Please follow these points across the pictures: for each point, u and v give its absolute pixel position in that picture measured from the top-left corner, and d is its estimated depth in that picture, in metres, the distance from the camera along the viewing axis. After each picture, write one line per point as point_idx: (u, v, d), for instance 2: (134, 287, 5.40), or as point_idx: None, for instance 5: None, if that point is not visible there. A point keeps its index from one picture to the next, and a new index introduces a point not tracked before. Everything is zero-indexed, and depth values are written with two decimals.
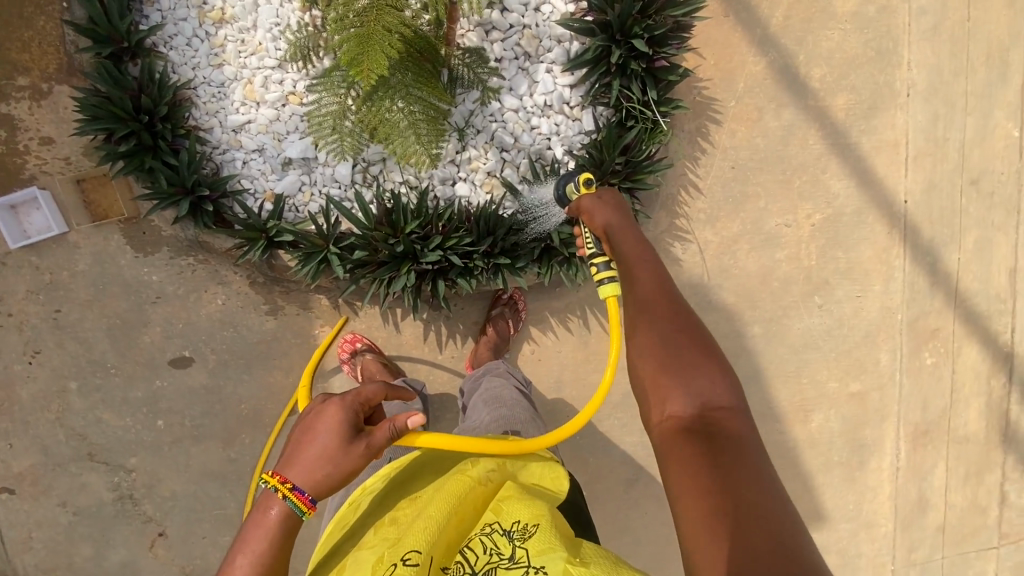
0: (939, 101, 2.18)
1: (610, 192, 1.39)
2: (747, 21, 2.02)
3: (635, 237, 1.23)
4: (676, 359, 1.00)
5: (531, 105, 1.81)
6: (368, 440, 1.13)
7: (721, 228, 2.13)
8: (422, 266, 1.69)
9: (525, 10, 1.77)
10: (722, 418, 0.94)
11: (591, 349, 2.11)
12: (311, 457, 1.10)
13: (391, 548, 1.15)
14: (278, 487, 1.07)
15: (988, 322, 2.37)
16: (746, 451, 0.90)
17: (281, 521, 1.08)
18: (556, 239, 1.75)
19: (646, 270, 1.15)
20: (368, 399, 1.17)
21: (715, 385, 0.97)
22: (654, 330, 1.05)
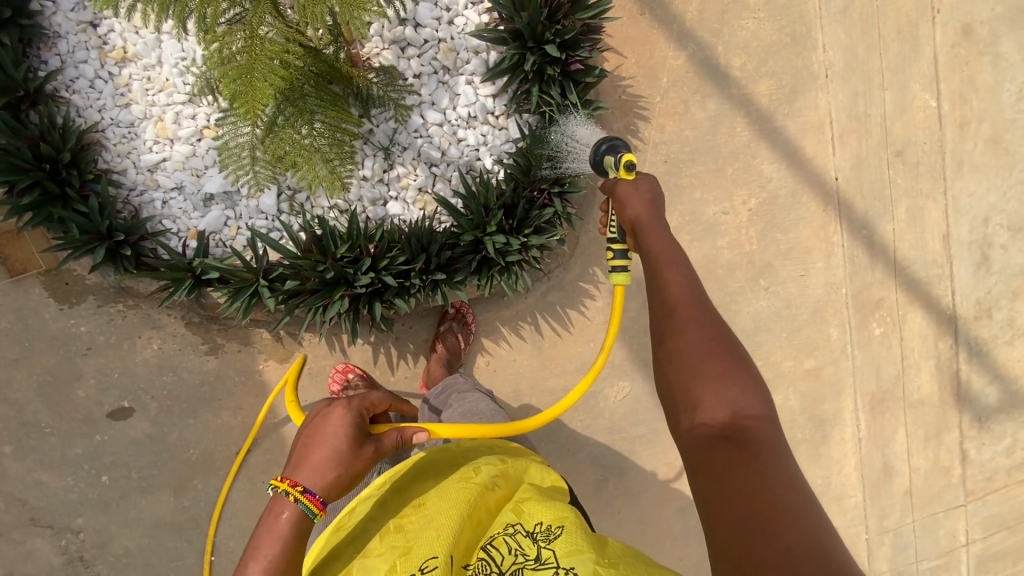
0: (856, 79, 2.24)
1: (649, 182, 1.24)
2: (662, 18, 2.05)
3: (664, 235, 1.15)
4: (709, 367, 0.98)
5: (455, 118, 1.81)
6: (376, 443, 1.19)
7: None
8: (355, 291, 1.65)
9: (438, 24, 1.76)
10: (754, 426, 0.93)
11: (545, 354, 2.10)
12: (321, 458, 1.13)
13: (402, 556, 1.08)
14: (290, 491, 1.09)
15: (928, 287, 2.44)
16: (778, 461, 0.90)
17: (294, 526, 1.09)
18: (491, 248, 1.72)
19: (678, 273, 1.09)
20: (375, 404, 1.24)
21: (748, 395, 0.95)
22: (685, 337, 1.02)
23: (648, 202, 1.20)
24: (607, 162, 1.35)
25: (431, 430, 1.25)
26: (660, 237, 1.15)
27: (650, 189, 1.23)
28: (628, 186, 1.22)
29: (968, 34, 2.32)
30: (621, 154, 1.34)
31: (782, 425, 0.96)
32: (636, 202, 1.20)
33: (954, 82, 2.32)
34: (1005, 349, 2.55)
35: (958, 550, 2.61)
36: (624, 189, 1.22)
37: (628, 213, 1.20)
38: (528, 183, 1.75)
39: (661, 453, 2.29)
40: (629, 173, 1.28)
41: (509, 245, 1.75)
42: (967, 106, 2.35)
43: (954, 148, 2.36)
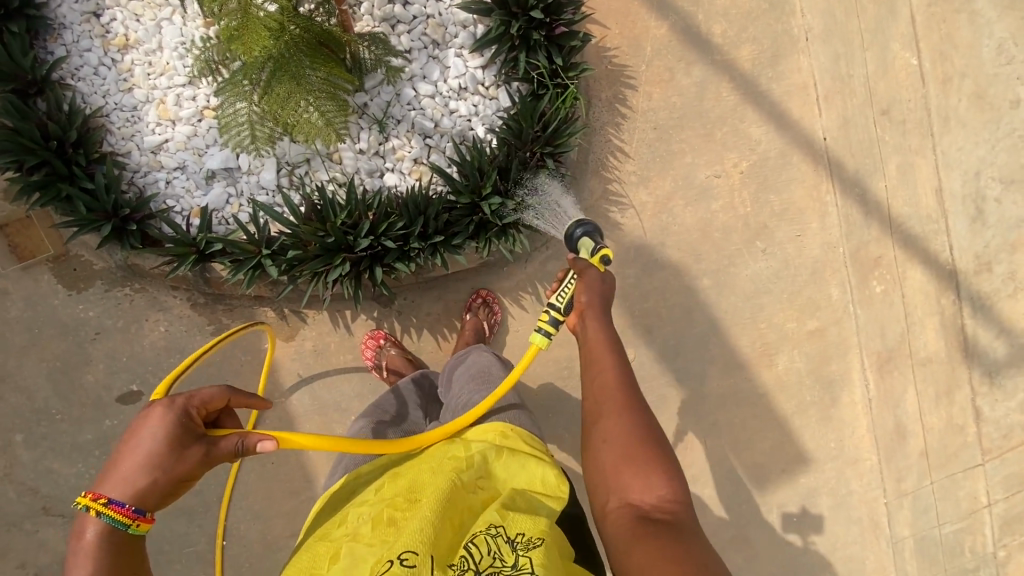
0: (837, 41, 2.29)
1: (604, 277, 1.36)
2: None
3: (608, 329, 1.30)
4: (642, 454, 1.14)
5: (447, 89, 1.86)
6: (208, 446, 1.04)
7: (654, 188, 2.19)
8: (356, 255, 1.68)
9: (426, 1, 1.83)
10: (675, 510, 1.09)
11: None
12: (132, 466, 1.00)
13: (386, 545, 1.08)
14: (91, 505, 0.97)
15: (926, 243, 2.45)
16: (697, 542, 1.05)
17: (102, 540, 0.97)
18: (487, 210, 1.75)
19: (617, 361, 1.25)
20: (207, 402, 1.07)
21: (668, 481, 1.11)
22: (616, 423, 1.18)
23: (602, 295, 1.34)
24: (583, 244, 1.46)
25: (276, 442, 1.04)
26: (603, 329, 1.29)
27: (605, 284, 1.36)
28: (591, 278, 1.35)
29: None
30: (598, 241, 1.46)
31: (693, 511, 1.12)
32: (592, 292, 1.33)
33: (933, 40, 2.37)
34: (1008, 303, 2.54)
35: (980, 511, 2.57)
36: (589, 277, 1.35)
37: (585, 300, 1.32)
38: (520, 146, 1.79)
39: (668, 420, 2.30)
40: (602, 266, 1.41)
41: (505, 206, 1.79)
42: (947, 63, 2.39)
43: (939, 104, 2.40)
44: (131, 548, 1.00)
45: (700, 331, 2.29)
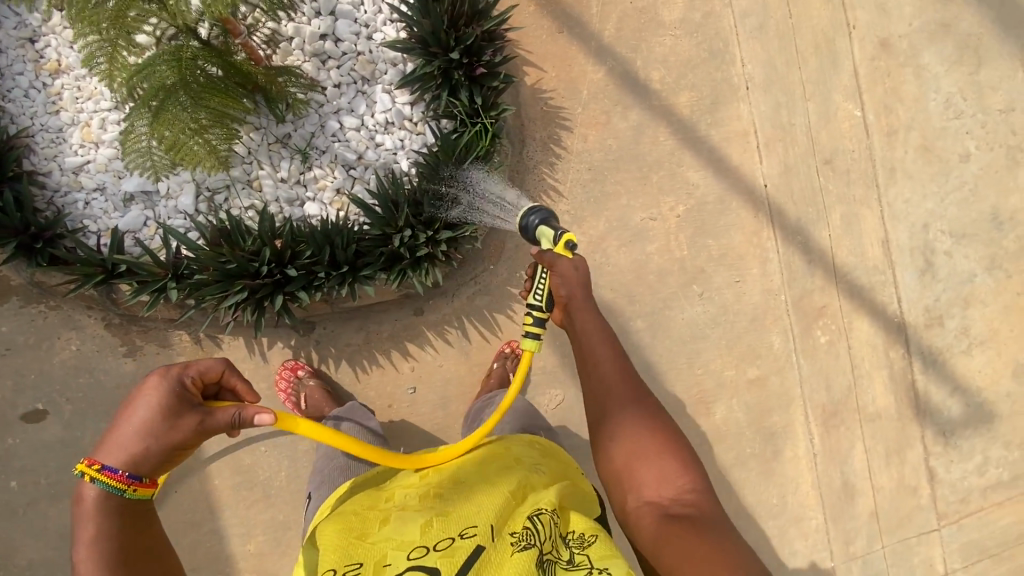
0: (777, 91, 2.31)
1: (580, 264, 1.30)
2: (580, 35, 2.15)
3: (595, 323, 1.31)
4: (649, 448, 1.21)
5: (373, 123, 1.88)
6: (201, 415, 1.14)
7: (587, 228, 2.18)
8: (256, 282, 1.66)
9: (357, 39, 1.87)
10: (689, 498, 1.15)
11: (472, 360, 2.08)
12: (129, 432, 1.10)
13: (439, 516, 1.14)
14: (86, 471, 1.05)
15: (873, 294, 2.39)
16: (717, 525, 1.10)
17: (100, 503, 1.06)
18: (399, 243, 1.75)
19: (610, 360, 1.29)
20: (200, 375, 1.18)
21: (679, 466, 1.19)
22: (627, 418, 1.24)
23: (583, 284, 1.30)
24: (543, 233, 1.34)
25: (271, 414, 1.11)
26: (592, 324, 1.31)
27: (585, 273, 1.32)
28: (565, 271, 1.30)
29: (888, 47, 2.39)
30: (556, 226, 1.33)
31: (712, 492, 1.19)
32: (569, 285, 1.30)
33: (877, 92, 2.38)
34: (962, 359, 2.46)
35: None
36: (562, 269, 1.29)
37: (565, 296, 1.32)
38: (437, 181, 1.79)
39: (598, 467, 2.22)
40: (568, 250, 1.30)
41: (418, 241, 1.78)
42: (892, 115, 2.40)
43: (884, 156, 2.39)
44: (128, 512, 1.08)
45: None
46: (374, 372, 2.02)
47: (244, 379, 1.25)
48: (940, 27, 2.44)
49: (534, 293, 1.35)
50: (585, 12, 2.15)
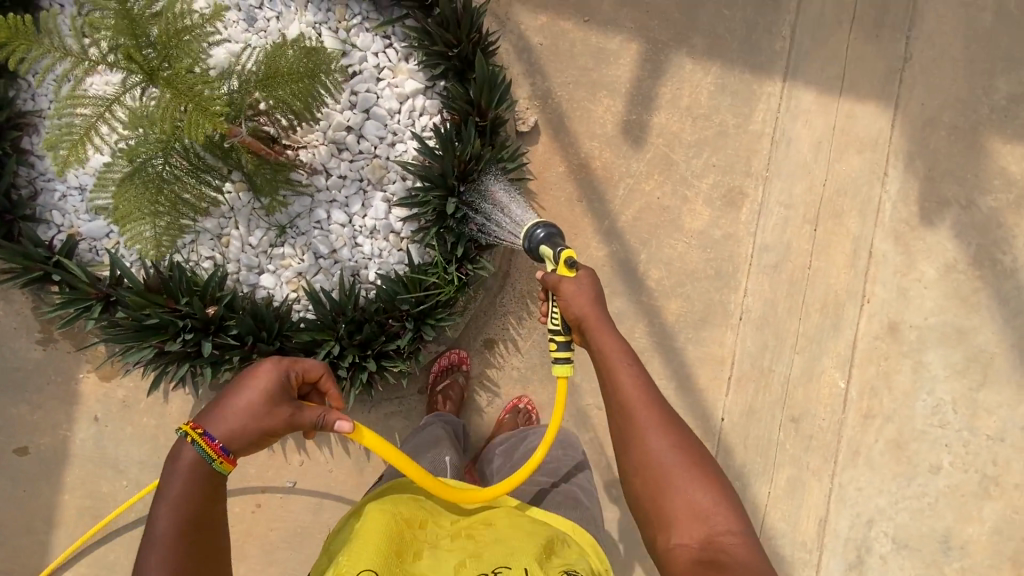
0: (769, 333, 2.25)
1: (593, 279, 1.28)
2: (597, 211, 2.15)
3: (612, 337, 1.21)
4: (677, 479, 1.07)
5: (360, 225, 1.86)
6: (294, 409, 1.07)
7: (531, 393, 2.09)
8: (168, 345, 1.62)
9: (380, 143, 1.88)
10: (726, 541, 1.01)
11: (364, 478, 1.99)
12: (233, 406, 1.04)
13: (473, 558, 1.15)
14: (189, 432, 1.00)
15: (791, 569, 2.25)
16: (754, 575, 0.97)
17: (194, 468, 0.99)
18: (321, 356, 1.71)
19: (628, 376, 1.17)
20: (307, 371, 1.13)
21: (715, 495, 1.06)
22: (651, 443, 1.11)
23: (594, 301, 1.25)
24: (546, 252, 1.35)
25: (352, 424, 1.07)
26: (610, 341, 1.21)
27: (598, 287, 1.29)
28: (571, 289, 1.26)
29: (895, 332, 2.32)
30: (557, 245, 1.34)
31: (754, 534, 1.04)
32: (580, 303, 1.25)
33: (867, 372, 2.30)
34: None
35: None
36: (566, 289, 1.26)
37: (575, 314, 1.25)
38: (387, 309, 1.75)
39: None
40: (569, 268, 1.29)
41: (342, 360, 1.73)
42: (875, 400, 2.30)
43: (852, 437, 2.29)
44: (211, 488, 1.00)
45: None
46: (262, 451, 1.97)
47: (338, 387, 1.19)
48: (956, 332, 2.36)
49: (551, 317, 1.36)
50: (610, 191, 2.15)
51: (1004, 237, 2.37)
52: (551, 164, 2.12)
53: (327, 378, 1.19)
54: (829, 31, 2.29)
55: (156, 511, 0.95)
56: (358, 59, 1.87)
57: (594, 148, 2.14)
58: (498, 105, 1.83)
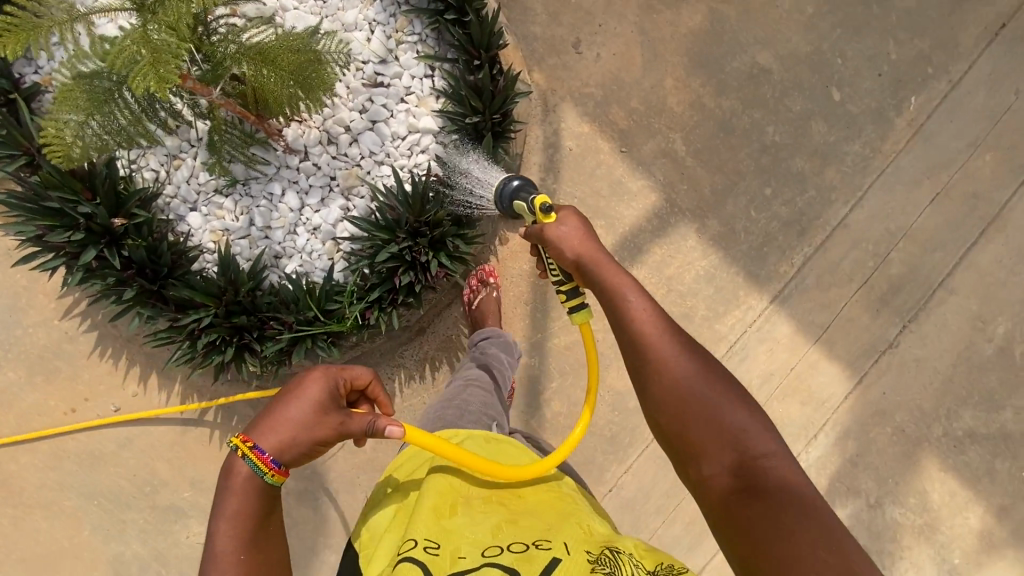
0: (628, 519, 2.16)
1: (576, 215, 1.16)
2: (536, 319, 2.10)
3: (610, 267, 1.10)
4: (701, 408, 1.01)
5: (307, 216, 1.82)
6: (342, 418, 1.08)
7: (380, 450, 2.07)
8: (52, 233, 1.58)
9: (369, 155, 1.84)
10: (761, 461, 0.97)
11: (182, 440, 1.93)
12: (284, 421, 1.05)
13: (511, 522, 1.11)
14: (240, 446, 1.01)
15: None
16: (793, 487, 0.93)
17: (246, 481, 1.01)
18: (185, 319, 1.66)
19: (638, 307, 1.07)
20: (353, 378, 1.14)
21: (745, 413, 1.01)
22: (670, 376, 1.04)
23: (587, 236, 1.14)
24: (518, 206, 1.24)
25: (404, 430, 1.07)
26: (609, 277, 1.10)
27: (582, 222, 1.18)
28: (555, 230, 1.14)
29: None
30: (530, 196, 1.23)
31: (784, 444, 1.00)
32: (570, 242, 1.13)
33: None
34: None
35: None
36: (563, 222, 1.14)
37: (569, 254, 1.13)
38: (275, 308, 1.70)
39: None
40: (545, 215, 1.16)
41: (203, 331, 1.67)
42: None
43: None
44: (264, 495, 1.03)
45: None
46: (103, 364, 1.91)
47: (386, 391, 1.21)
48: None
49: (549, 270, 1.24)
50: (558, 311, 2.11)
51: (895, 555, 2.27)
52: (518, 258, 2.10)
53: (371, 384, 1.21)
54: (835, 280, 2.25)
55: (216, 528, 0.99)
56: (392, 74, 1.84)
57: None
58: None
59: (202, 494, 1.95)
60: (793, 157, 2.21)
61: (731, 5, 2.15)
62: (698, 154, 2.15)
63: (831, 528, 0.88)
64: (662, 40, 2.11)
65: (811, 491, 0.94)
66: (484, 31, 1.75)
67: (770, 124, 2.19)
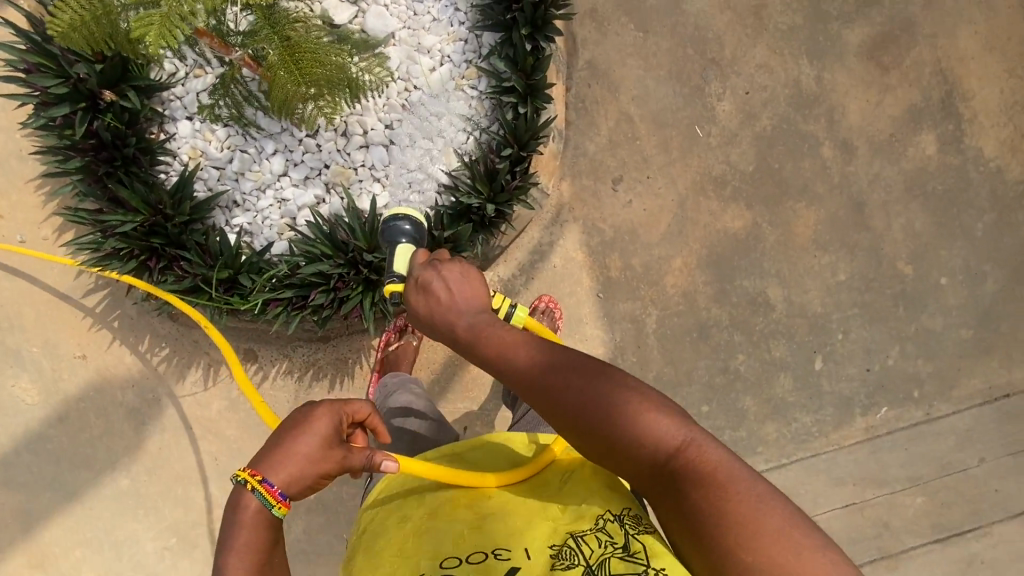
0: None
1: (411, 281, 1.12)
2: (432, 390, 2.06)
3: (475, 320, 1.06)
4: (608, 440, 0.96)
5: (282, 185, 1.79)
6: (345, 452, 1.01)
7: (222, 417, 2.02)
8: (39, 75, 1.59)
9: (368, 168, 1.81)
10: (680, 460, 0.93)
11: (63, 302, 1.94)
12: (288, 460, 0.97)
13: (474, 531, 1.04)
14: (247, 480, 0.94)
15: None
16: (710, 474, 0.91)
17: (252, 517, 0.93)
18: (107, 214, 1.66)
19: (518, 346, 1.03)
20: (355, 411, 1.07)
21: (654, 420, 0.95)
22: (571, 412, 0.98)
23: (446, 295, 1.08)
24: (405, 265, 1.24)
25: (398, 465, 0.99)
26: (467, 328, 1.07)
27: (431, 272, 1.11)
28: (409, 314, 1.14)
29: None
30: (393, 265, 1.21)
31: (696, 425, 0.96)
32: (431, 307, 1.09)
33: None
34: None
35: None
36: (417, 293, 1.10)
37: (432, 321, 1.09)
38: (193, 252, 1.69)
39: None
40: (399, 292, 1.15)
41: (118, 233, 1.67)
42: None
43: None
44: (272, 531, 0.96)
45: (62, 475, 2.01)
46: (33, 196, 1.90)
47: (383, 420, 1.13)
48: None
49: None
50: (454, 395, 2.06)
51: None
52: None
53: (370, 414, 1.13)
54: None
55: (226, 564, 0.91)
56: (433, 112, 1.81)
57: None
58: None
59: (50, 357, 1.96)
60: (744, 392, 2.16)
61: (775, 230, 2.11)
62: (663, 340, 2.10)
63: (751, 500, 0.88)
64: (692, 223, 2.07)
65: (727, 462, 0.92)
66: (526, 126, 1.73)
67: (743, 351, 2.14)
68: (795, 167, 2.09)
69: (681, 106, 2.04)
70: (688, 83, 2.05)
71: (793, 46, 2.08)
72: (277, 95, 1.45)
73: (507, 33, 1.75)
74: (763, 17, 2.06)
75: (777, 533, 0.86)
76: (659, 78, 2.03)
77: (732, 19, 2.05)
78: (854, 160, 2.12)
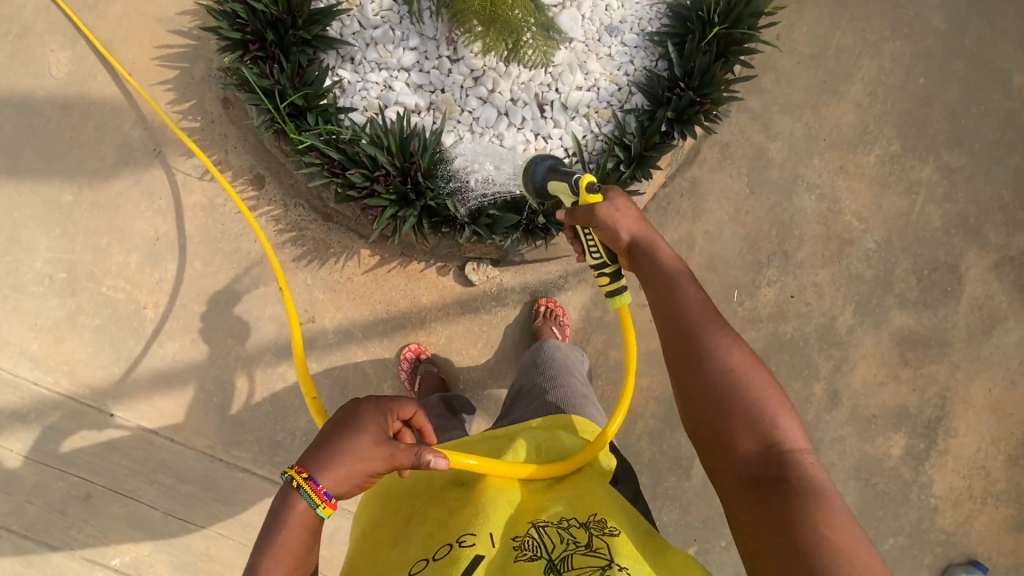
0: (196, 483, 2.02)
1: (628, 197, 1.17)
2: (375, 325, 2.02)
3: (657, 254, 1.13)
4: (733, 407, 0.99)
5: (397, 75, 1.85)
6: (393, 452, 1.02)
7: (193, 210, 1.98)
8: None
9: (473, 116, 1.88)
10: (790, 460, 0.96)
11: (149, 23, 1.94)
12: (335, 457, 1.00)
13: (441, 527, 1.05)
14: (295, 477, 0.98)
15: None
16: (815, 488, 0.94)
17: (295, 512, 0.98)
18: None
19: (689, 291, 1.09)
20: (402, 411, 1.10)
21: (784, 416, 0.99)
22: (711, 366, 1.02)
23: (638, 222, 1.16)
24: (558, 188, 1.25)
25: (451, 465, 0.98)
26: (669, 258, 1.13)
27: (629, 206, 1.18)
28: (608, 210, 1.15)
29: None
30: (561, 180, 1.26)
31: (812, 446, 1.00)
32: (622, 223, 1.15)
33: None
34: None
35: None
36: (609, 211, 1.15)
37: (622, 235, 1.15)
38: (289, 65, 1.75)
39: None
40: (587, 194, 1.18)
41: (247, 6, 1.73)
42: None
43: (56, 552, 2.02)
44: (312, 529, 0.99)
45: (25, 152, 1.97)
46: None
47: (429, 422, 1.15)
48: None
49: (590, 251, 1.24)
50: (390, 344, 2.03)
51: None
52: (434, 288, 2.03)
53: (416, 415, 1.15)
54: None
55: (268, 555, 0.95)
56: (554, 118, 1.90)
57: (436, 338, 2.04)
58: (470, 226, 1.84)
59: (101, 55, 1.95)
60: None
61: None
62: None
63: (852, 529, 0.90)
64: None
65: (832, 489, 0.95)
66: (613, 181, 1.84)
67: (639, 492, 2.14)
68: (785, 379, 2.18)
69: (735, 265, 2.15)
70: (755, 253, 2.15)
71: (853, 289, 2.19)
72: (458, 2, 1.54)
73: (654, 107, 1.88)
74: (846, 250, 2.18)
75: (866, 567, 0.86)
76: (736, 232, 2.14)
77: (823, 232, 2.17)
78: (833, 412, 2.21)
